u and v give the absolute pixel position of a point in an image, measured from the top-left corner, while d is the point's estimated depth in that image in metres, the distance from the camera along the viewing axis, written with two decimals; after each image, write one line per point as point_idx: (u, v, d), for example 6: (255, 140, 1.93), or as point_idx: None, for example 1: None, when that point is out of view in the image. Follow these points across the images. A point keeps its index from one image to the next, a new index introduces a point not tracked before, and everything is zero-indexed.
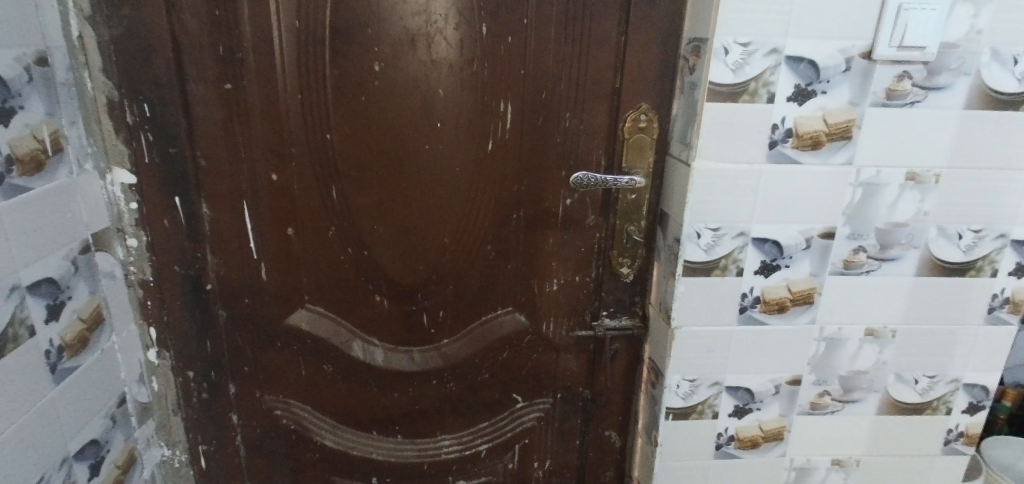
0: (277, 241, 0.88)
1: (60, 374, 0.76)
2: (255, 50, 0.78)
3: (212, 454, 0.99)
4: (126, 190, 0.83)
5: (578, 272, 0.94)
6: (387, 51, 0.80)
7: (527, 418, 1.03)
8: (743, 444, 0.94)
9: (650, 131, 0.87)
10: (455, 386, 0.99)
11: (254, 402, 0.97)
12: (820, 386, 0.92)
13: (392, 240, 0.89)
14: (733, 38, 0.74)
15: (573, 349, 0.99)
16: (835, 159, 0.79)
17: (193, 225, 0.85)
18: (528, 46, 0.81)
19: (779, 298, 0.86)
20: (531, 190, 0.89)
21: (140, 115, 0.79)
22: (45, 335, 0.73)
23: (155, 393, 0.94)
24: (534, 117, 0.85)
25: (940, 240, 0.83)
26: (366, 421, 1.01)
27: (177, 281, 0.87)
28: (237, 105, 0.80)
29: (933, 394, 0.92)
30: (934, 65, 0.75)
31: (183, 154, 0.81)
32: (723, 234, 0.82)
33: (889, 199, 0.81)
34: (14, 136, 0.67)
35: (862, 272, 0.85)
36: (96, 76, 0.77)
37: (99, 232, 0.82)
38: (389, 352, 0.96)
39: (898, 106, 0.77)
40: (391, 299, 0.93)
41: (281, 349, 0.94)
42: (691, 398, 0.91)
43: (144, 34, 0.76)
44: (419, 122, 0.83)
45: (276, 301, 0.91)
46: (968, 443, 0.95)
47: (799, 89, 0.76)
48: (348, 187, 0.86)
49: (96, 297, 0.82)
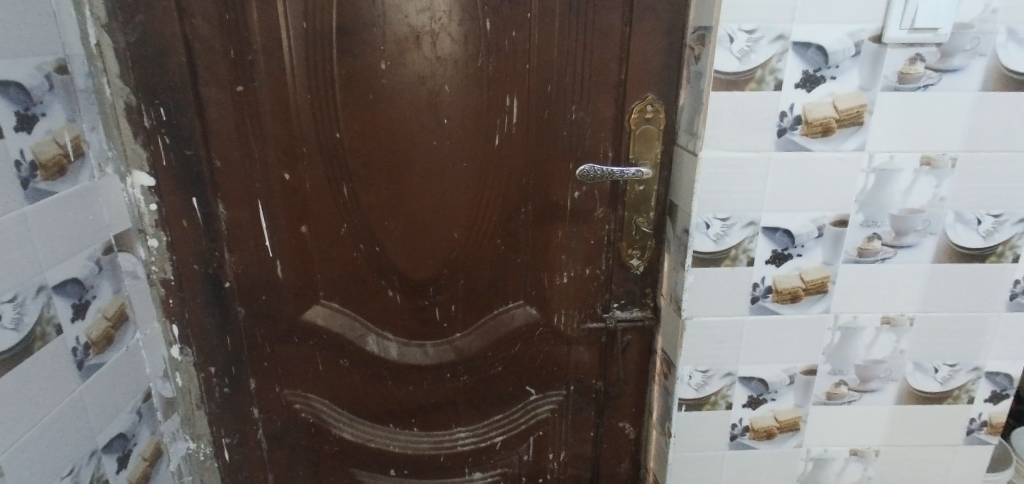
0: (291, 238, 0.90)
1: (87, 370, 0.79)
2: (265, 52, 0.79)
3: (235, 446, 1.02)
4: (145, 191, 0.85)
5: (587, 265, 0.94)
6: (392, 48, 0.81)
7: (541, 410, 1.04)
8: (758, 435, 0.94)
9: (657, 121, 0.86)
10: (468, 379, 1.00)
11: (274, 396, 0.99)
12: (835, 376, 0.91)
13: (403, 236, 0.90)
14: (737, 25, 0.73)
15: (584, 341, 0.99)
16: (846, 146, 0.78)
17: (210, 225, 0.87)
18: (531, 39, 0.82)
19: (791, 287, 0.85)
20: (539, 183, 0.89)
21: (156, 119, 0.82)
22: (71, 333, 0.76)
23: (178, 387, 0.96)
24: (540, 111, 0.85)
25: (958, 225, 0.81)
26: (382, 414, 1.02)
27: (197, 279, 0.90)
28: (249, 107, 0.82)
29: (953, 383, 0.91)
30: (947, 47, 0.73)
31: (199, 156, 0.84)
32: (733, 223, 0.82)
33: (903, 185, 0.80)
34: (36, 142, 0.69)
35: (877, 260, 0.84)
36: (113, 81, 0.80)
37: (121, 233, 0.85)
38: (403, 346, 0.98)
39: (910, 90, 0.76)
40: (403, 294, 0.94)
41: (298, 344, 0.96)
42: (704, 389, 0.91)
43: (158, 39, 0.78)
44: (425, 119, 0.84)
45: (292, 298, 0.93)
46: (992, 433, 0.94)
47: (806, 76, 0.75)
48: (358, 185, 0.87)
49: (119, 296, 0.85)
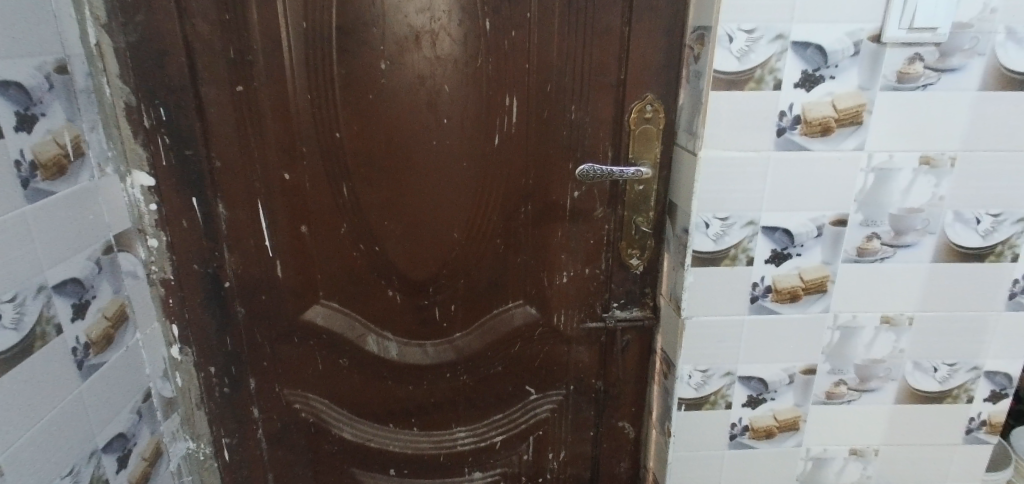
0: (291, 238, 0.90)
1: (86, 370, 0.79)
2: (264, 52, 0.80)
3: (235, 446, 1.02)
4: (145, 191, 0.85)
5: (587, 264, 0.94)
6: (392, 48, 0.81)
7: (540, 410, 1.04)
8: (758, 434, 0.94)
9: (656, 121, 0.86)
10: (468, 379, 1.00)
11: (273, 396, 0.99)
12: (835, 375, 0.91)
13: (402, 236, 0.91)
14: (737, 24, 0.73)
15: (584, 341, 0.99)
16: (846, 145, 0.78)
17: (210, 224, 0.87)
18: (531, 39, 0.82)
19: (791, 287, 0.85)
20: (539, 183, 0.89)
21: (155, 119, 0.82)
22: (71, 333, 0.76)
23: (178, 387, 0.96)
24: (540, 110, 0.85)
25: (957, 225, 0.82)
26: (382, 414, 1.02)
27: (197, 279, 0.90)
28: (249, 107, 0.82)
29: (953, 382, 0.91)
30: (947, 46, 0.74)
31: (198, 156, 0.84)
32: (732, 223, 0.82)
33: (902, 185, 0.80)
34: (36, 142, 0.69)
35: (876, 259, 0.84)
36: (113, 81, 0.80)
37: (121, 233, 0.85)
38: (403, 346, 0.98)
39: (909, 90, 0.76)
40: (403, 293, 0.94)
41: (298, 344, 0.96)
42: (704, 389, 0.91)
43: (158, 39, 0.78)
44: (425, 119, 0.84)
45: (292, 297, 0.93)
46: (991, 432, 0.94)
47: (806, 75, 0.75)
48: (358, 185, 0.87)
49: (119, 296, 0.85)
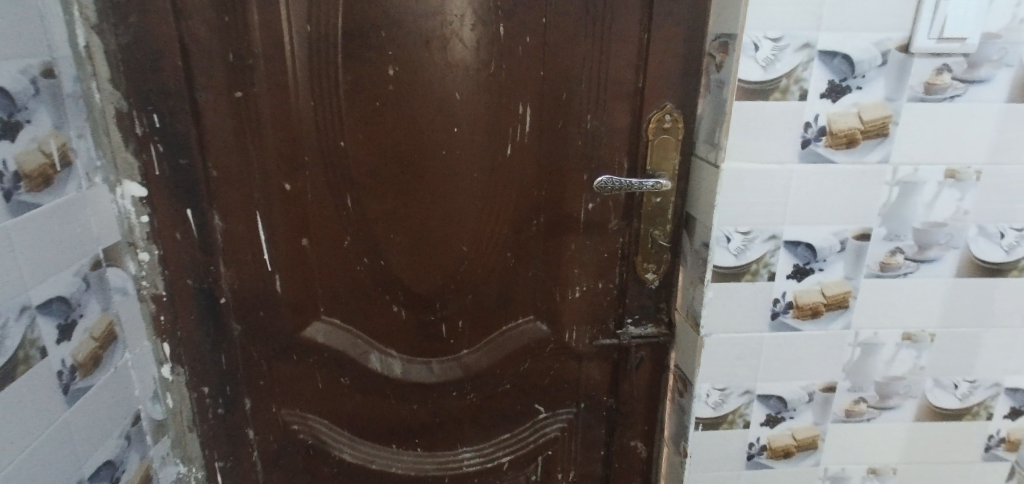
0: (291, 251, 0.85)
1: (72, 394, 0.74)
2: (265, 56, 0.75)
3: (229, 469, 0.97)
4: (137, 203, 0.81)
5: (599, 279, 0.91)
6: (401, 53, 0.77)
7: (550, 429, 1.00)
8: (775, 453, 0.91)
9: (674, 131, 0.83)
10: (475, 397, 0.96)
11: (269, 416, 0.95)
12: (855, 393, 0.88)
13: (409, 249, 0.87)
14: (763, 32, 0.71)
15: (595, 357, 0.96)
16: (871, 158, 0.76)
17: (206, 237, 0.83)
18: (546, 45, 0.79)
19: (812, 303, 0.82)
20: (551, 195, 0.86)
21: (148, 126, 0.77)
22: (56, 355, 0.71)
23: (169, 409, 0.91)
24: (553, 120, 0.82)
25: (981, 239, 0.80)
26: (384, 434, 0.98)
27: (191, 295, 0.85)
28: (249, 114, 0.78)
29: (973, 399, 0.89)
30: (974, 57, 0.72)
31: (194, 165, 0.79)
32: (754, 237, 0.79)
33: (927, 198, 0.78)
34: (20, 151, 0.64)
35: (900, 274, 0.81)
36: (104, 86, 0.75)
37: (110, 247, 0.79)
38: (407, 363, 0.94)
39: (936, 101, 0.74)
40: (408, 308, 0.90)
41: (296, 362, 0.92)
42: (721, 408, 0.88)
43: (152, 42, 0.73)
44: (434, 127, 0.81)
45: (290, 313, 0.89)
46: (1009, 450, 0.92)
47: (832, 85, 0.73)
48: (363, 195, 0.83)
49: (108, 313, 0.80)
